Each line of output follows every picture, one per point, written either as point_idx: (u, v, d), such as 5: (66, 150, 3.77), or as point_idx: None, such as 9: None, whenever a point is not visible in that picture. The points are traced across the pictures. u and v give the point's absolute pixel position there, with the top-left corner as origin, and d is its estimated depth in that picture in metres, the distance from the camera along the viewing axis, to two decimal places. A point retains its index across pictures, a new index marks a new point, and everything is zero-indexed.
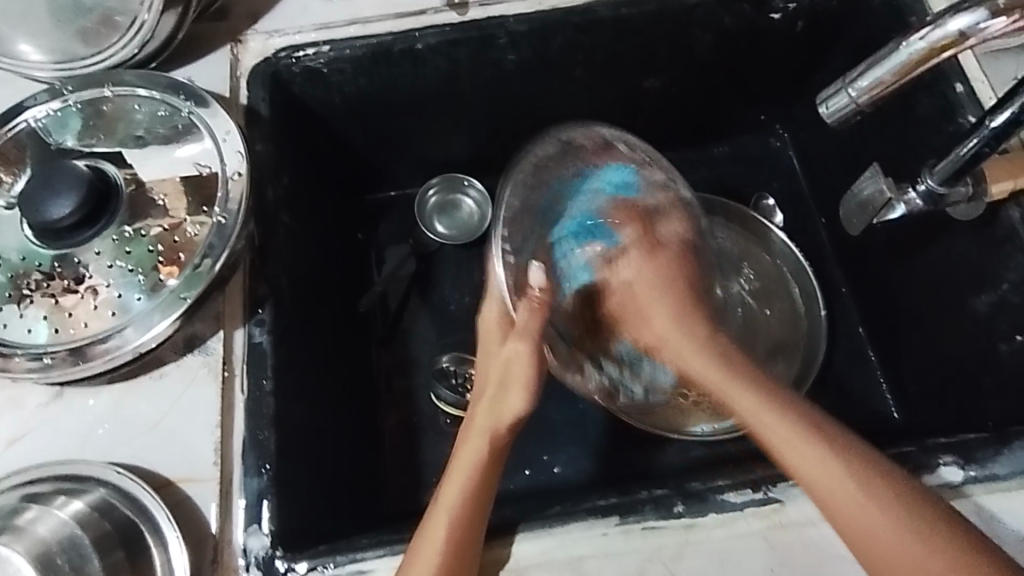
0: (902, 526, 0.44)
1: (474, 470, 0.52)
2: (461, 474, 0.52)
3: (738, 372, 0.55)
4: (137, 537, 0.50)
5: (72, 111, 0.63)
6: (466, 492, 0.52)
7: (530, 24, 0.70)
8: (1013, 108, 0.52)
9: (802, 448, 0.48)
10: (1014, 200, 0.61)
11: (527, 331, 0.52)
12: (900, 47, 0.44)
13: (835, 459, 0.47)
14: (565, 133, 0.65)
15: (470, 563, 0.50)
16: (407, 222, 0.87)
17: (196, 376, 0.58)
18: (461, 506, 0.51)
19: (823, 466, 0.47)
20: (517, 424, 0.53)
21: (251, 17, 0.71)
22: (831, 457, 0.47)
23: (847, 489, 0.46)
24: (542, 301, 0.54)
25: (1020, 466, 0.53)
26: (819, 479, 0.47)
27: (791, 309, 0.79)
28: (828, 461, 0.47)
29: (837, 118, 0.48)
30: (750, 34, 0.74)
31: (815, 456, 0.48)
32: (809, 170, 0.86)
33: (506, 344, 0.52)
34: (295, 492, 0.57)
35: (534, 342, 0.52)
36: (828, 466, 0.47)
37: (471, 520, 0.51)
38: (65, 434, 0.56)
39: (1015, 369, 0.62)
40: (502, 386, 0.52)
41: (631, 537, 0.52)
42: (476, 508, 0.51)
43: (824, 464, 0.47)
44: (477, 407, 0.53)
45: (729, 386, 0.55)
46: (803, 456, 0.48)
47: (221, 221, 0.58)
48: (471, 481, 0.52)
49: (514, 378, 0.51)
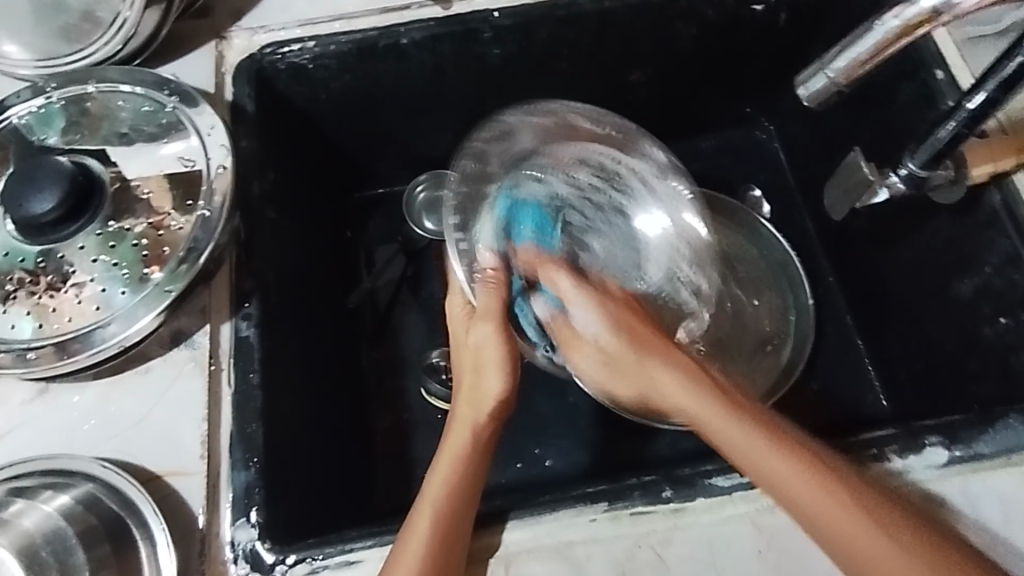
0: (871, 532, 0.43)
1: (459, 460, 0.53)
2: (447, 463, 0.53)
3: (715, 385, 0.48)
4: (124, 530, 0.50)
5: (56, 108, 0.63)
6: (450, 482, 0.52)
7: (514, 18, 0.71)
8: (987, 90, 0.52)
9: (795, 463, 0.45)
10: (995, 182, 0.62)
11: (491, 315, 0.55)
12: (874, 26, 0.44)
13: (797, 465, 0.45)
14: (511, 115, 0.68)
15: (459, 552, 0.50)
16: (395, 219, 0.87)
17: (182, 371, 0.58)
18: (446, 497, 0.51)
19: (802, 484, 0.44)
20: (495, 410, 0.54)
21: (235, 14, 0.71)
22: (809, 476, 0.44)
23: (832, 507, 0.43)
24: (500, 278, 0.57)
25: (1005, 445, 0.53)
26: (813, 512, 0.44)
27: (780, 300, 0.79)
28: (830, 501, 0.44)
29: (816, 100, 0.48)
30: (733, 26, 0.75)
31: (793, 468, 0.45)
32: (795, 162, 0.87)
33: (472, 329, 0.55)
34: (282, 486, 0.57)
35: (499, 322, 0.54)
36: (835, 510, 0.43)
37: (457, 512, 0.51)
38: (49, 429, 0.56)
39: (999, 352, 0.62)
40: (478, 368, 0.54)
41: (621, 522, 0.52)
42: (463, 498, 0.51)
43: (823, 501, 0.44)
44: (461, 400, 0.55)
45: (718, 428, 0.46)
46: (796, 490, 0.44)
47: (205, 214, 0.59)
48: (456, 471, 0.52)
49: (486, 361, 0.54)
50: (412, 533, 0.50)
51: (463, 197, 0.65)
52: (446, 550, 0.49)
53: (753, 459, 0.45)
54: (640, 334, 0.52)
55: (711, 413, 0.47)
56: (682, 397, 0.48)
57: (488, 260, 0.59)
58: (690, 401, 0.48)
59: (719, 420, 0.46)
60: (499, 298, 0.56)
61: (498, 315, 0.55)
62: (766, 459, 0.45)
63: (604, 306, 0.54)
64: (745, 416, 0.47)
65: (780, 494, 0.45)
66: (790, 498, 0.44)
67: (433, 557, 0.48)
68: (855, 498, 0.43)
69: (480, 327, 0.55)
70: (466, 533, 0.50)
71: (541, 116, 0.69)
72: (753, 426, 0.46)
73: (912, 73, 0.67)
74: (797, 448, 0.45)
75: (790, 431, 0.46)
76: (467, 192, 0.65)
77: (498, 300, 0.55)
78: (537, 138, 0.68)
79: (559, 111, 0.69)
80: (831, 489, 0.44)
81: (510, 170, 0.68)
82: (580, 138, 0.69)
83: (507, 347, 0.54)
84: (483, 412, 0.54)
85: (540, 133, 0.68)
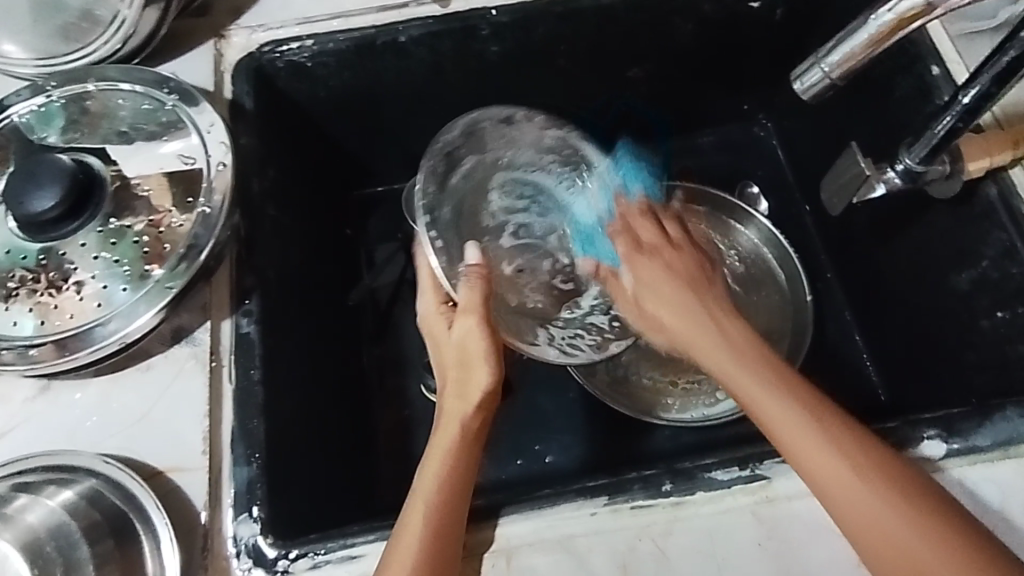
0: (904, 528, 0.43)
1: (452, 454, 0.53)
2: (438, 458, 0.52)
3: (779, 372, 0.50)
4: (127, 525, 0.50)
5: (56, 107, 0.63)
6: (443, 475, 0.52)
7: (512, 14, 0.71)
8: (980, 85, 0.53)
9: (834, 455, 0.45)
10: (992, 176, 0.62)
11: (475, 312, 0.56)
12: (869, 20, 0.44)
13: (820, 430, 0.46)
14: (475, 114, 0.65)
15: (456, 542, 0.50)
16: (395, 216, 0.87)
17: (184, 367, 0.58)
18: (440, 491, 0.51)
19: (824, 450, 0.46)
20: (484, 403, 0.55)
21: (234, 12, 0.71)
22: (845, 468, 0.45)
23: (866, 502, 0.44)
24: (483, 273, 0.57)
25: (1002, 437, 0.54)
26: (821, 476, 0.45)
27: (779, 299, 0.79)
28: (842, 467, 0.45)
29: (811, 93, 0.48)
30: (730, 22, 0.75)
31: (832, 458, 0.45)
32: (793, 158, 0.87)
33: (456, 326, 0.56)
34: (284, 481, 0.57)
35: (481, 317, 0.56)
36: (845, 478, 0.45)
37: (452, 503, 0.51)
38: (51, 426, 0.56)
39: (996, 346, 0.63)
40: (464, 363, 0.55)
41: (621, 515, 0.53)
42: (456, 490, 0.51)
43: (835, 465, 0.45)
44: (447, 393, 0.55)
45: (751, 390, 0.50)
46: (814, 448, 0.46)
47: (205, 212, 0.59)
48: (450, 465, 0.52)
49: (472, 356, 0.55)
50: (409, 525, 0.49)
51: (432, 194, 0.61)
52: (444, 541, 0.49)
53: (776, 418, 0.48)
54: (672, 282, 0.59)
55: (765, 399, 0.49)
56: (711, 353, 0.53)
57: (472, 256, 0.58)
58: (744, 381, 0.50)
59: (746, 378, 0.50)
60: (482, 293, 0.56)
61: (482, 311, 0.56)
62: (789, 424, 0.47)
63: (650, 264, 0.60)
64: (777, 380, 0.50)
65: (819, 484, 0.46)
66: (825, 487, 0.45)
67: (431, 545, 0.48)
68: (888, 495, 0.44)
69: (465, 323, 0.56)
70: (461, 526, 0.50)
71: (500, 119, 0.66)
72: (806, 420, 0.47)
73: (909, 68, 0.68)
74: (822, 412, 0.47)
75: (865, 438, 0.46)
76: (436, 191, 0.61)
77: (482, 297, 0.56)
78: (496, 137, 0.66)
79: (516, 116, 0.67)
80: (872, 483, 0.44)
81: (478, 173, 0.66)
82: (536, 140, 0.68)
83: (491, 340, 0.55)
84: (470, 405, 0.54)
85: (494, 135, 0.66)
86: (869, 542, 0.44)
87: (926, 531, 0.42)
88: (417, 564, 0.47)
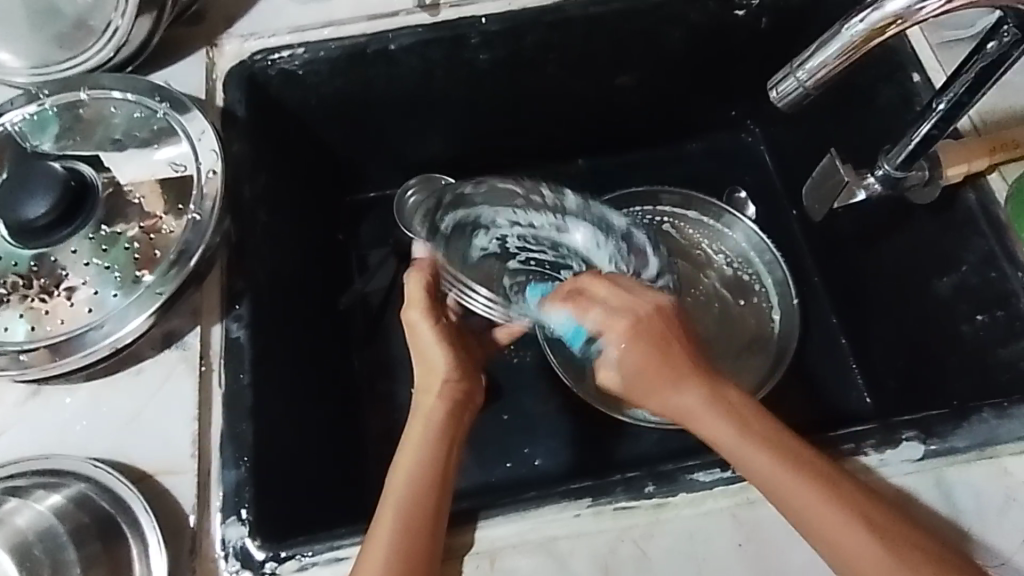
0: (863, 535, 0.47)
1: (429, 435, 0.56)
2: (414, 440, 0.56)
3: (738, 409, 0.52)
4: (114, 527, 0.51)
5: (50, 115, 0.64)
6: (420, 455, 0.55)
7: (502, 23, 0.72)
8: (958, 89, 0.54)
9: (795, 474, 0.49)
10: (971, 183, 0.63)
11: (419, 300, 0.63)
12: (841, 31, 0.45)
13: (802, 477, 0.49)
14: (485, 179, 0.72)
15: (437, 515, 0.52)
16: (387, 222, 0.88)
17: (174, 371, 0.59)
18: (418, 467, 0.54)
19: (804, 489, 0.49)
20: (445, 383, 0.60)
21: (227, 20, 0.72)
22: (806, 484, 0.49)
23: (826, 515, 0.48)
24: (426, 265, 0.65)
25: (978, 440, 0.55)
26: (805, 513, 0.48)
27: (771, 307, 0.80)
28: (822, 502, 0.48)
29: (787, 101, 0.49)
30: (716, 31, 0.76)
31: (796, 477, 0.49)
32: (780, 164, 0.88)
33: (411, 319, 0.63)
34: (272, 485, 0.58)
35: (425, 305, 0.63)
36: (825, 511, 0.48)
37: (429, 478, 0.53)
38: (42, 430, 0.57)
39: (976, 350, 0.64)
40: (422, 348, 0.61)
41: (603, 517, 0.53)
42: (432, 465, 0.54)
43: (817, 504, 0.48)
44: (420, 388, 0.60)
45: (740, 444, 0.51)
46: (795, 491, 0.49)
47: (196, 218, 0.60)
48: (425, 443, 0.55)
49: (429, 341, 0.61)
50: (387, 499, 0.52)
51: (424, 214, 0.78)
52: (422, 509, 0.51)
53: (762, 469, 0.50)
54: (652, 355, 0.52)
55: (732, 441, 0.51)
56: (695, 415, 0.52)
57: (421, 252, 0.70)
58: (700, 421, 0.52)
59: (731, 435, 0.51)
60: (426, 283, 0.64)
61: (429, 303, 0.63)
62: (774, 474, 0.49)
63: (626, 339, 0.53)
64: (766, 438, 0.51)
65: (787, 508, 0.49)
66: (795, 508, 0.49)
67: (407, 517, 0.50)
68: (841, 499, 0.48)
69: (417, 317, 0.63)
70: (442, 496, 0.53)
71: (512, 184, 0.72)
72: (770, 455, 0.50)
73: (892, 76, 0.69)
74: (804, 458, 0.50)
75: (841, 478, 0.49)
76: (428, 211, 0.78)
77: (423, 286, 0.63)
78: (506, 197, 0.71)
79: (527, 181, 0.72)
80: (846, 512, 0.48)
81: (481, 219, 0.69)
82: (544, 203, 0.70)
83: None
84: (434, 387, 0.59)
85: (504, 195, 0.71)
86: (838, 545, 0.47)
87: (873, 525, 0.47)
88: (395, 532, 0.50)
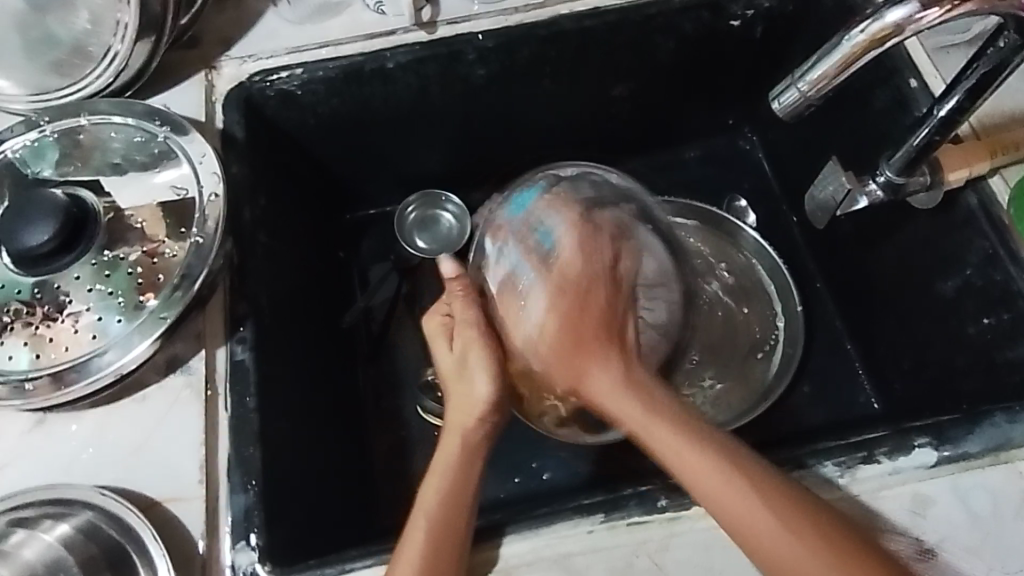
0: (815, 559, 0.44)
1: (460, 458, 0.54)
2: (445, 467, 0.54)
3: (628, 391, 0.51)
4: (124, 557, 0.50)
5: (49, 141, 0.64)
6: (450, 478, 0.53)
7: (497, 39, 0.72)
8: (958, 96, 0.54)
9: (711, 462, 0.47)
10: (972, 186, 0.63)
11: (470, 321, 0.57)
12: (841, 41, 0.46)
13: (741, 482, 0.46)
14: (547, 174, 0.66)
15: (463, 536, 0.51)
16: (388, 238, 0.88)
17: (179, 397, 0.58)
18: (451, 488, 0.53)
19: (725, 487, 0.46)
20: (488, 408, 0.55)
21: (224, 43, 0.72)
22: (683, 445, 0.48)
23: (714, 481, 0.47)
24: (465, 286, 0.59)
25: (992, 442, 0.54)
26: (725, 507, 0.46)
27: (792, 308, 0.80)
28: (760, 512, 0.46)
29: (789, 112, 0.49)
30: (710, 40, 0.76)
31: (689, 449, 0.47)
32: (777, 170, 0.88)
33: (456, 341, 0.57)
34: (282, 508, 0.58)
35: (477, 320, 0.57)
36: (760, 519, 0.45)
37: (457, 501, 0.52)
38: (47, 459, 0.56)
39: (984, 351, 0.63)
40: (460, 368, 0.57)
41: (617, 532, 0.53)
42: (463, 487, 0.53)
43: (751, 511, 0.46)
44: (453, 409, 0.56)
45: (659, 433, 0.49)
46: (710, 481, 0.47)
47: (198, 241, 0.60)
48: (460, 465, 0.54)
49: (470, 363, 0.56)
50: (416, 519, 0.52)
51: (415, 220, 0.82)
52: (451, 532, 0.51)
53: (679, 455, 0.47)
54: (583, 317, 0.54)
55: (605, 393, 0.51)
56: (615, 394, 0.51)
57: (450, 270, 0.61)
58: (617, 416, 0.51)
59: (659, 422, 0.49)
60: (471, 303, 0.58)
61: (480, 329, 0.57)
62: (685, 457, 0.47)
63: (562, 294, 0.55)
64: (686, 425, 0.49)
65: (712, 505, 0.47)
66: (731, 512, 0.46)
67: (433, 538, 0.50)
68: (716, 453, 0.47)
69: (469, 347, 0.57)
70: (469, 515, 0.52)
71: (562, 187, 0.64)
72: (635, 410, 0.50)
73: (887, 81, 0.69)
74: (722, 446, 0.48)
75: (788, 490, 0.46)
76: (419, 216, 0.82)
77: (468, 307, 0.58)
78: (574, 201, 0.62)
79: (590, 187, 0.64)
80: (796, 534, 0.45)
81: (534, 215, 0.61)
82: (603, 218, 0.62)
83: (486, 338, 0.56)
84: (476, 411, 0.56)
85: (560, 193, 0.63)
86: (763, 543, 0.45)
87: (814, 533, 0.45)
88: (424, 557, 0.50)
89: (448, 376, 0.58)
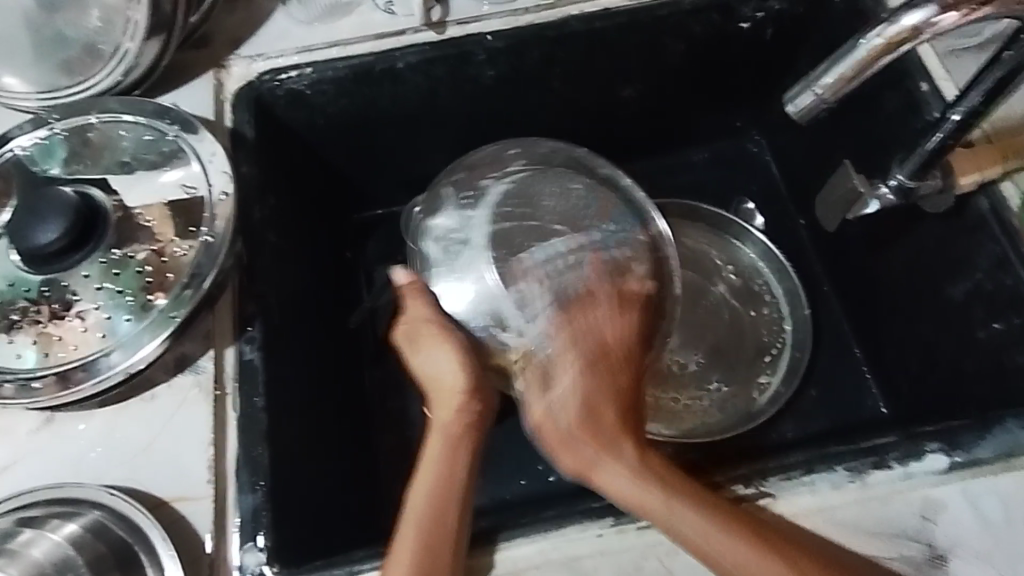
0: None
1: (444, 453, 0.54)
2: (431, 462, 0.54)
3: (639, 468, 0.51)
4: (132, 558, 0.50)
5: (59, 139, 0.64)
6: (437, 475, 0.53)
7: (507, 40, 0.72)
8: (971, 101, 0.54)
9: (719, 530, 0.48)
10: (984, 190, 0.63)
11: (428, 319, 0.58)
12: (858, 43, 0.45)
13: (741, 536, 0.48)
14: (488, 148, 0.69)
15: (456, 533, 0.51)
16: (394, 239, 0.88)
17: (188, 397, 0.58)
18: (439, 484, 0.53)
19: (728, 547, 0.48)
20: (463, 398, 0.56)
21: (233, 43, 0.72)
22: (684, 505, 0.49)
23: (724, 549, 0.48)
24: (420, 289, 0.60)
25: (1002, 448, 0.54)
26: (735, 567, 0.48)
27: (801, 312, 0.80)
28: (758, 561, 0.47)
29: (804, 115, 0.49)
30: (720, 42, 0.76)
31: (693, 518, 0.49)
32: (785, 172, 0.88)
33: (420, 343, 0.58)
34: (289, 509, 0.57)
35: (436, 319, 0.58)
36: (761, 568, 0.47)
37: (447, 497, 0.52)
38: (55, 459, 0.56)
39: (993, 356, 0.63)
40: (430, 362, 0.58)
41: (627, 536, 0.53)
42: (450, 483, 0.53)
43: (753, 564, 0.47)
44: (435, 408, 0.57)
45: (670, 506, 0.49)
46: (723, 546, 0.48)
47: (208, 241, 0.59)
48: (445, 460, 0.54)
49: (437, 361, 0.57)
50: (408, 514, 0.52)
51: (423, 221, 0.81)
52: (443, 530, 0.50)
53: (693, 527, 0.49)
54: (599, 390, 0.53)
55: (617, 485, 0.51)
56: (625, 472, 0.51)
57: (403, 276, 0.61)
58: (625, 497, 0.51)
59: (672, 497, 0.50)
60: (425, 305, 0.59)
61: (440, 324, 0.58)
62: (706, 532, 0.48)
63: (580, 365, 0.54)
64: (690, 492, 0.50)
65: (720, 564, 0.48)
66: (737, 570, 0.47)
67: (425, 536, 0.50)
68: (709, 508, 0.49)
69: (430, 340, 0.58)
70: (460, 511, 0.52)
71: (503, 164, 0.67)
72: (635, 479, 0.51)
73: (898, 84, 0.69)
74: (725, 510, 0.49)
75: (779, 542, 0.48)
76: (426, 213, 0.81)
77: (426, 307, 0.59)
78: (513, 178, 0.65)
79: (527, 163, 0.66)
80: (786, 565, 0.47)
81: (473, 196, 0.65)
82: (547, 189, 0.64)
83: (448, 333, 0.57)
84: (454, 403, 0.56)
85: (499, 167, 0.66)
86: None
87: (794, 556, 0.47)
88: (417, 550, 0.49)
89: (419, 373, 0.59)
